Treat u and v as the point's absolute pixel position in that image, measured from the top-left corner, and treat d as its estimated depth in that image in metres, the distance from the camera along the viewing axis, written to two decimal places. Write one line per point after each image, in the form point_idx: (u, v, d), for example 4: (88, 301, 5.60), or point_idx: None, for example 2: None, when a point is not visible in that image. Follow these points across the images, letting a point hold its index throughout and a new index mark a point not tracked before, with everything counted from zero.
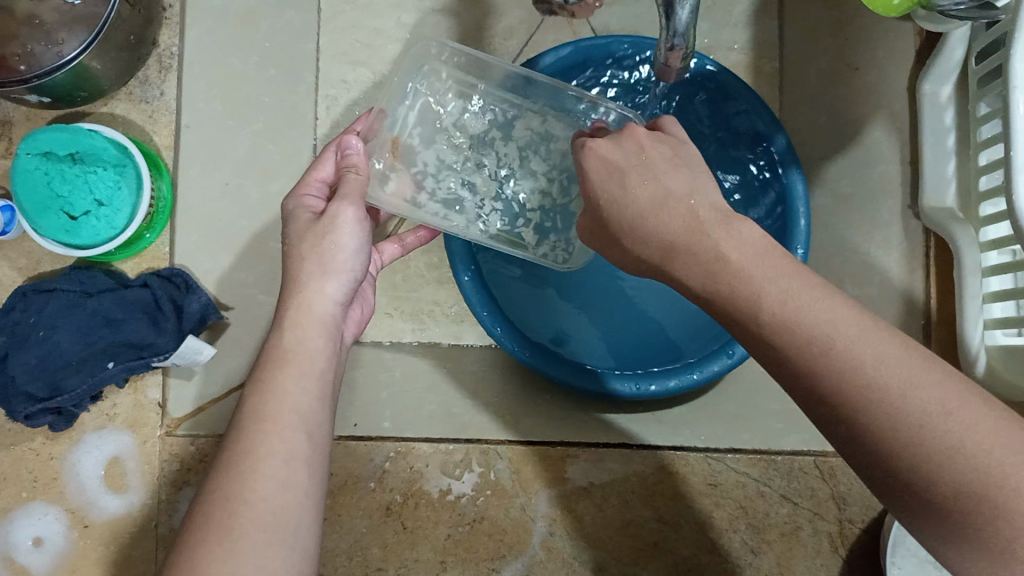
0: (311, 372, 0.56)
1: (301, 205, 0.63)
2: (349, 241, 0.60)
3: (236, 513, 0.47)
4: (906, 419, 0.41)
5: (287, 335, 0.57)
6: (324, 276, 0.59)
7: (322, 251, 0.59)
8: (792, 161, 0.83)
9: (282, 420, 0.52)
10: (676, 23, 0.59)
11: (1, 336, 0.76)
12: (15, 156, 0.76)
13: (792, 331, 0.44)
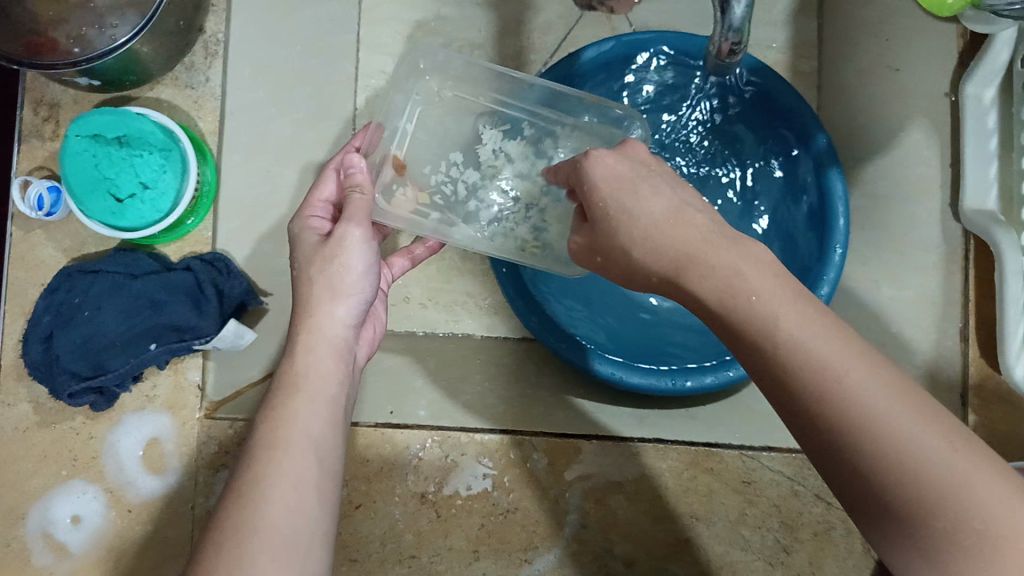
0: (321, 396, 0.57)
1: (307, 226, 0.65)
2: (356, 264, 0.61)
3: (244, 544, 0.48)
4: (876, 425, 0.43)
5: (299, 360, 0.59)
6: (335, 300, 0.61)
7: (330, 275, 0.61)
8: (832, 161, 0.82)
9: (295, 447, 0.54)
10: (731, 16, 0.60)
11: (48, 316, 0.77)
12: (64, 138, 0.76)
13: (771, 333, 0.47)
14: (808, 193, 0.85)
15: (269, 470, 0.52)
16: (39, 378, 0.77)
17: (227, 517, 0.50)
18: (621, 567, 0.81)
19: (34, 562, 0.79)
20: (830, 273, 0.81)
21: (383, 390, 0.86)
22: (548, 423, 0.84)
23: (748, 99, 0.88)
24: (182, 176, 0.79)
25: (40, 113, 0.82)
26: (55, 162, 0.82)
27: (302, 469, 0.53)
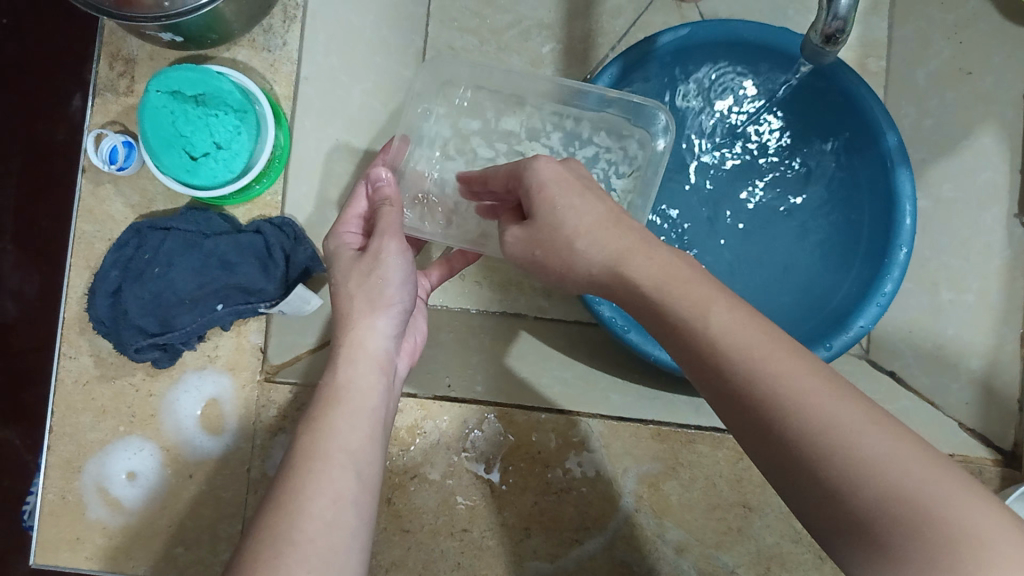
0: (361, 409, 0.60)
1: (341, 242, 0.71)
2: (394, 276, 0.66)
3: (286, 550, 0.49)
4: (850, 458, 0.43)
5: (341, 372, 0.62)
6: (375, 313, 0.65)
7: (367, 288, 0.66)
8: (902, 161, 0.81)
9: (333, 458, 0.55)
10: (837, 5, 0.60)
11: (115, 270, 0.78)
12: (144, 92, 0.75)
13: (739, 367, 0.49)
14: (864, 193, 0.86)
15: (308, 486, 0.53)
16: (103, 333, 0.77)
17: (265, 527, 0.50)
18: (673, 553, 0.80)
19: (89, 515, 0.79)
20: (894, 271, 0.79)
21: (446, 368, 0.88)
22: (605, 407, 0.85)
23: (820, 93, 0.87)
24: (256, 138, 0.80)
25: (116, 68, 0.82)
26: (128, 118, 0.82)
27: (339, 481, 0.54)
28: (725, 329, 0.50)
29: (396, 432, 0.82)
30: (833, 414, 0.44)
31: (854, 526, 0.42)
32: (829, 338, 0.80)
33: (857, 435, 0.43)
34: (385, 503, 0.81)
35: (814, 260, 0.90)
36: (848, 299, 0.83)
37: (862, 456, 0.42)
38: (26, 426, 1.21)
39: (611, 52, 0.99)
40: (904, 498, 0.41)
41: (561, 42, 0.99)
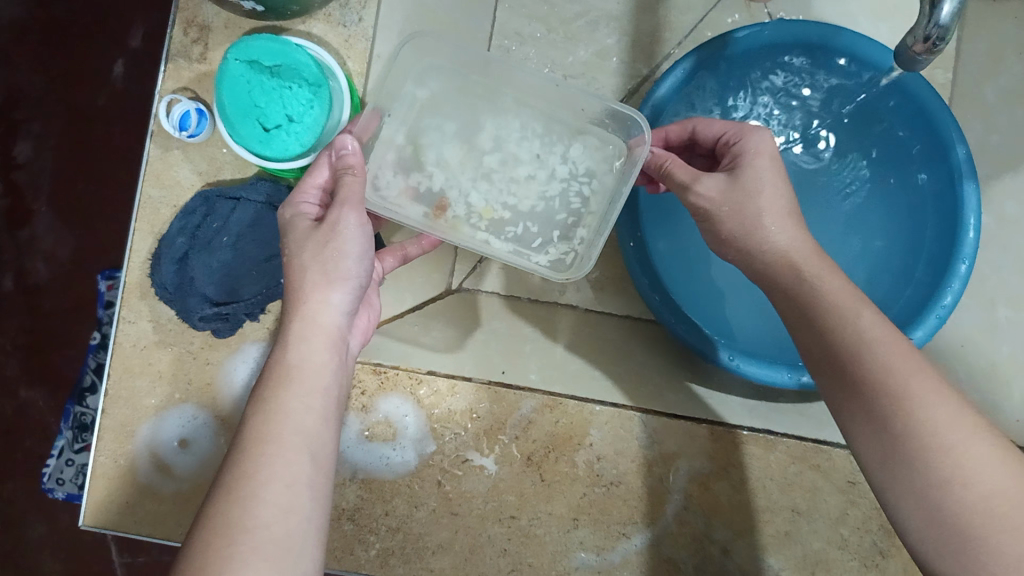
0: (314, 389, 0.59)
1: (298, 212, 0.65)
2: (352, 248, 0.62)
3: (236, 542, 0.50)
4: (903, 398, 0.52)
5: (292, 350, 0.60)
6: (330, 286, 0.62)
7: (326, 250, 0.62)
8: (969, 175, 0.80)
9: (283, 441, 0.55)
10: (938, 14, 0.60)
11: (183, 237, 0.80)
12: (223, 60, 0.76)
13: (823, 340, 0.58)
14: (928, 203, 0.85)
15: (259, 468, 0.53)
16: (167, 298, 0.80)
17: (219, 517, 0.51)
18: (719, 553, 0.80)
19: (139, 479, 0.79)
20: (955, 283, 0.78)
21: (501, 353, 0.87)
22: (658, 403, 0.85)
23: (894, 99, 0.86)
24: (328, 113, 0.79)
25: (190, 34, 0.83)
26: (201, 86, 0.83)
27: (294, 465, 0.54)
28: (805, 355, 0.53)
29: (451, 415, 0.83)
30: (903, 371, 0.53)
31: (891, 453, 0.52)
32: None
33: (913, 385, 0.53)
34: (435, 485, 0.81)
35: (874, 278, 0.89)
36: (907, 311, 0.82)
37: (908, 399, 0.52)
38: (49, 389, 1.20)
39: (678, 48, 0.97)
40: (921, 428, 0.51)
41: (628, 34, 0.97)
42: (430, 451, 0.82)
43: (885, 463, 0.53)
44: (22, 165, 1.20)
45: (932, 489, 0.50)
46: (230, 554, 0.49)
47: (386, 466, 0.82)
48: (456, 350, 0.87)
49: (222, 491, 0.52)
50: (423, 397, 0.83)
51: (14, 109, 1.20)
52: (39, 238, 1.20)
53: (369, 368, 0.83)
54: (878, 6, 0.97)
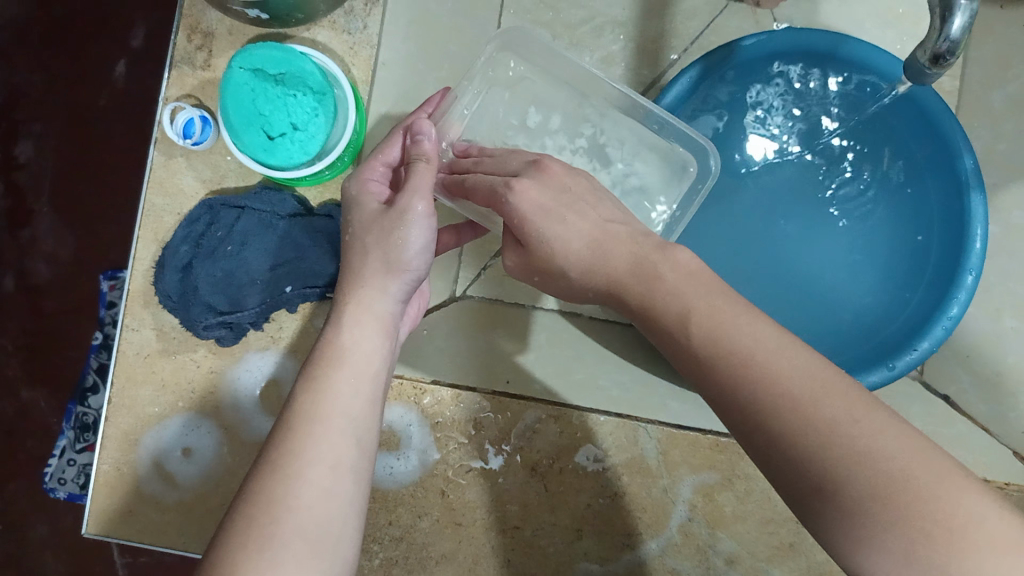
0: (365, 373, 0.58)
1: (366, 192, 0.66)
2: (415, 240, 0.62)
3: (278, 521, 0.48)
4: (810, 408, 0.45)
5: (345, 333, 0.60)
6: (388, 275, 0.62)
7: (391, 234, 0.62)
8: (977, 183, 0.79)
9: (332, 423, 0.54)
10: (949, 27, 0.60)
11: (187, 246, 0.80)
12: (228, 68, 0.76)
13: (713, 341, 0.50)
14: (934, 214, 0.84)
15: (305, 448, 0.52)
16: (171, 306, 0.79)
17: (259, 492, 0.50)
18: (723, 564, 0.80)
19: (142, 488, 0.79)
20: (961, 294, 0.78)
21: (500, 364, 0.85)
22: (663, 413, 0.84)
23: (903, 109, 0.86)
24: (332, 121, 0.79)
25: (194, 41, 0.83)
26: (204, 93, 0.82)
27: (339, 448, 0.53)
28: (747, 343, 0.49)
29: (455, 424, 0.83)
30: (796, 377, 0.47)
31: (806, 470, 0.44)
32: (888, 360, 0.78)
33: (818, 394, 0.46)
34: (438, 495, 0.81)
35: (877, 289, 0.88)
36: (910, 323, 0.82)
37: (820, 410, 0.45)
38: (52, 389, 1.20)
39: (683, 53, 0.96)
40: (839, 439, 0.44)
41: (634, 40, 0.96)
42: (434, 461, 0.82)
43: (802, 479, 0.45)
44: (24, 165, 1.20)
45: (862, 509, 0.42)
46: (267, 537, 0.48)
47: (389, 476, 0.81)
48: (457, 358, 0.86)
49: (263, 468, 0.52)
50: (426, 407, 0.83)
51: (16, 109, 1.19)
52: (41, 239, 1.20)
53: None
54: (884, 12, 0.97)
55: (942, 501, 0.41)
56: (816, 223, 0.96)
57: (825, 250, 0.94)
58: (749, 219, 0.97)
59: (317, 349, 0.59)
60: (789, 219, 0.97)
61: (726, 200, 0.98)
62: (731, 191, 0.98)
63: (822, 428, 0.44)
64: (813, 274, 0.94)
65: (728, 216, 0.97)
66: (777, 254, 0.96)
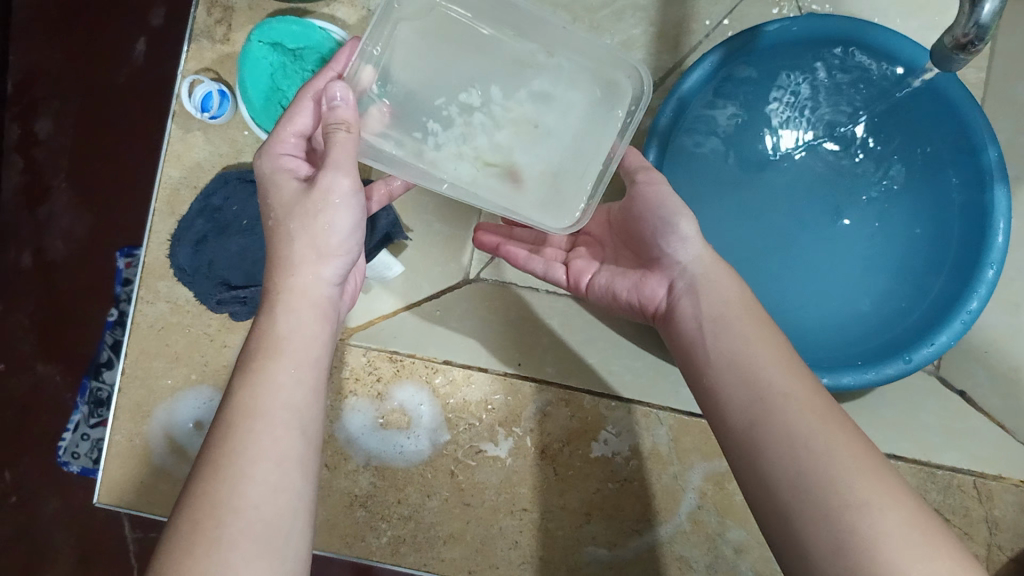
0: (305, 361, 0.56)
1: (281, 168, 0.61)
2: (342, 221, 0.59)
3: (223, 524, 0.47)
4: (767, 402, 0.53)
5: (280, 320, 0.58)
6: (320, 258, 0.59)
7: (314, 211, 0.58)
8: (1000, 176, 0.78)
9: (273, 418, 0.53)
10: (979, 12, 0.59)
11: (203, 220, 0.80)
12: (246, 42, 0.76)
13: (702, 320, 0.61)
14: (955, 209, 0.83)
15: (247, 446, 0.51)
16: (185, 280, 0.79)
17: (199, 495, 0.49)
18: (732, 554, 0.79)
19: (153, 460, 0.79)
20: (981, 289, 0.77)
21: (517, 347, 0.86)
22: (676, 401, 0.83)
23: (927, 100, 0.85)
24: None
25: (214, 15, 0.83)
26: (222, 67, 0.82)
27: (284, 442, 0.52)
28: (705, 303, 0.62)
29: (466, 405, 0.82)
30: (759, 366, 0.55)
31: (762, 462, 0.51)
32: (905, 352, 0.78)
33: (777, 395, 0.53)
34: (448, 475, 0.81)
35: (892, 284, 0.88)
36: (927, 318, 0.81)
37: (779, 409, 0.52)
38: (66, 363, 1.21)
39: (704, 40, 0.96)
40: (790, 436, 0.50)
41: (654, 25, 0.96)
42: (444, 441, 0.82)
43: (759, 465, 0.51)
44: (43, 141, 1.20)
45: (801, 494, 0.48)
46: (217, 541, 0.47)
47: (399, 454, 0.81)
48: (470, 338, 0.87)
49: (204, 471, 0.50)
50: (437, 386, 0.83)
51: (38, 83, 1.20)
52: (58, 214, 1.20)
53: (385, 355, 0.84)
54: (910, 2, 0.96)
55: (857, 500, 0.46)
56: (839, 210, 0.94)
57: (837, 246, 0.93)
58: (760, 211, 0.96)
59: (250, 339, 0.57)
60: (805, 210, 0.95)
61: (743, 190, 0.96)
62: (747, 180, 0.96)
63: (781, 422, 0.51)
64: (820, 271, 0.92)
65: (724, 202, 0.95)
66: (786, 251, 0.94)
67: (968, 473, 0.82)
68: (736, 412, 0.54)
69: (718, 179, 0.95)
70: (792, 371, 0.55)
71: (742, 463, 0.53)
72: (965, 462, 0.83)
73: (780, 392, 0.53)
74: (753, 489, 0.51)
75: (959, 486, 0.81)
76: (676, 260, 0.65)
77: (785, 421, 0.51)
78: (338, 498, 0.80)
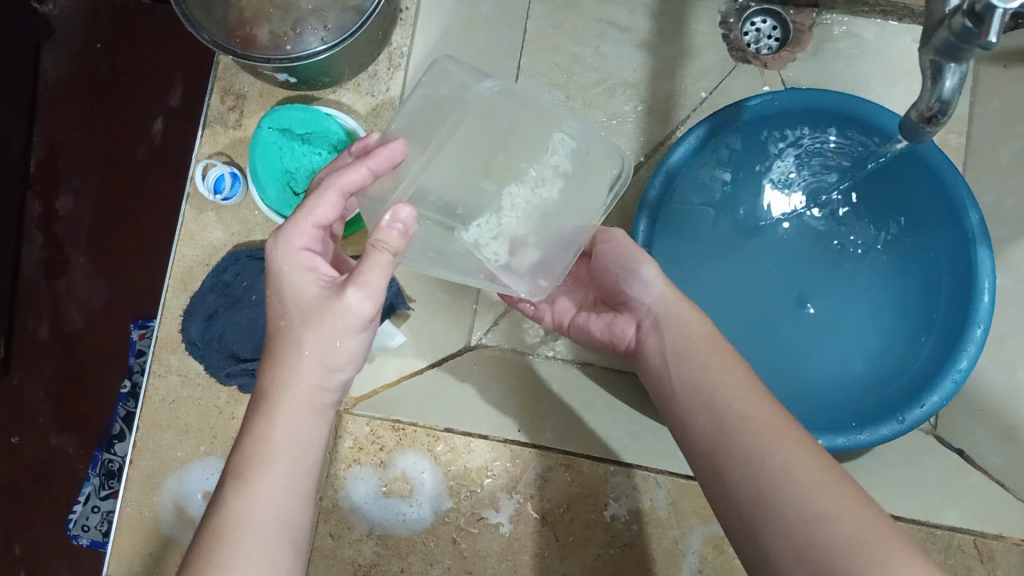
0: (299, 469, 0.57)
1: (298, 263, 0.61)
2: (355, 339, 0.61)
3: None
4: (732, 422, 0.56)
5: (278, 427, 0.57)
6: (328, 372, 0.60)
7: (334, 322, 0.59)
8: (983, 239, 0.81)
9: (264, 529, 0.53)
10: (941, 88, 0.63)
11: (214, 295, 0.84)
12: (257, 128, 0.81)
13: (688, 376, 0.62)
14: (942, 271, 0.85)
15: (235, 557, 0.52)
16: (195, 354, 0.83)
17: None
18: None
19: (162, 530, 0.80)
20: (970, 347, 0.78)
21: (517, 413, 0.88)
22: (674, 464, 0.85)
23: (908, 167, 0.88)
24: None
25: (227, 102, 0.88)
26: (234, 150, 0.87)
27: (273, 555, 0.53)
28: (689, 362, 0.62)
29: (467, 472, 0.84)
30: (727, 399, 0.57)
31: (732, 489, 0.53)
32: (899, 413, 0.79)
33: (749, 414, 0.55)
34: (451, 542, 0.82)
35: (884, 344, 0.89)
36: (920, 377, 0.82)
37: (743, 429, 0.55)
38: (79, 435, 1.23)
39: (692, 114, 1.01)
40: (754, 455, 0.53)
41: (645, 101, 1.01)
42: (446, 508, 0.83)
43: (736, 503, 0.53)
44: (61, 217, 1.25)
45: (769, 505, 0.50)
46: None
47: (402, 522, 0.83)
48: (470, 405, 0.88)
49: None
50: (440, 454, 0.84)
51: (55, 163, 1.26)
52: (74, 288, 1.25)
53: (387, 424, 0.85)
54: (893, 73, 1.00)
55: (819, 500, 0.48)
56: (829, 275, 0.98)
57: (830, 312, 0.96)
58: (751, 277, 0.99)
59: (244, 442, 0.57)
60: (795, 278, 0.99)
61: (734, 256, 0.99)
62: (739, 246, 1.00)
63: (743, 442, 0.54)
64: (811, 339, 0.94)
65: (713, 272, 0.98)
66: (779, 322, 0.96)
67: (969, 532, 0.83)
68: (708, 468, 0.56)
69: (710, 251, 0.98)
70: (757, 399, 0.57)
71: (715, 489, 0.55)
72: (968, 521, 0.83)
73: (741, 415, 0.56)
74: (727, 517, 0.53)
75: (960, 545, 0.82)
76: (642, 301, 0.70)
77: (747, 446, 0.53)
78: (341, 566, 0.82)
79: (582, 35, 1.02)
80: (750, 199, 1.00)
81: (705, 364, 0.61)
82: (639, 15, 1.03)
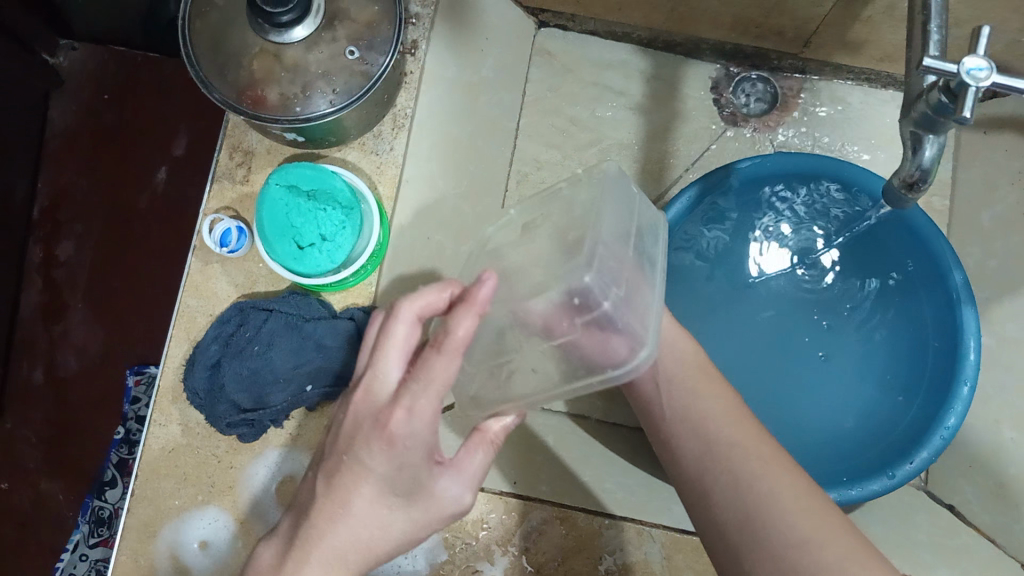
0: None
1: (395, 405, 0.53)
2: (416, 531, 0.57)
3: None
4: (720, 448, 0.58)
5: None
6: (370, 549, 0.55)
7: (424, 505, 0.56)
8: (967, 300, 0.83)
9: None
10: (921, 157, 0.66)
11: (216, 345, 0.84)
12: (266, 185, 0.83)
13: (678, 431, 0.63)
14: (929, 330, 0.88)
15: None
16: (198, 404, 0.83)
17: None
18: None
19: None
20: (957, 406, 0.80)
21: (512, 465, 0.89)
22: (668, 517, 0.86)
23: (895, 230, 0.91)
24: (358, 233, 0.84)
25: (235, 158, 0.91)
26: (242, 205, 0.90)
27: None
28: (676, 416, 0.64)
29: (462, 524, 0.84)
30: (718, 434, 0.60)
31: (721, 519, 0.56)
32: (890, 468, 0.80)
33: (736, 451, 0.58)
34: None
35: (873, 401, 0.91)
36: (908, 434, 0.84)
37: (731, 458, 0.57)
38: (69, 481, 1.23)
39: (684, 174, 1.06)
40: (742, 481, 0.55)
41: (639, 160, 1.07)
42: (441, 560, 0.83)
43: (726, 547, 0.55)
44: (62, 263, 1.27)
45: (757, 526, 0.53)
46: None
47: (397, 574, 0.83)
48: None
49: None
50: None
51: (57, 210, 1.28)
52: (72, 333, 1.26)
53: None
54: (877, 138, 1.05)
55: (800, 525, 0.51)
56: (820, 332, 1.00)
57: (822, 369, 0.98)
58: (744, 330, 1.01)
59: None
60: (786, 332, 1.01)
61: (726, 311, 1.02)
62: (732, 301, 1.02)
63: (730, 468, 0.57)
64: (803, 398, 0.96)
65: (710, 335, 1.00)
66: (772, 380, 0.98)
67: None
68: (696, 502, 0.59)
69: (704, 308, 1.01)
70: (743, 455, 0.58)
71: (703, 518, 0.58)
72: None
73: (728, 446, 0.58)
74: (715, 549, 0.56)
75: None
76: None
77: (734, 472, 0.56)
78: None
79: (580, 96, 1.09)
80: (743, 252, 1.02)
81: (694, 418, 0.62)
82: (634, 80, 1.08)
